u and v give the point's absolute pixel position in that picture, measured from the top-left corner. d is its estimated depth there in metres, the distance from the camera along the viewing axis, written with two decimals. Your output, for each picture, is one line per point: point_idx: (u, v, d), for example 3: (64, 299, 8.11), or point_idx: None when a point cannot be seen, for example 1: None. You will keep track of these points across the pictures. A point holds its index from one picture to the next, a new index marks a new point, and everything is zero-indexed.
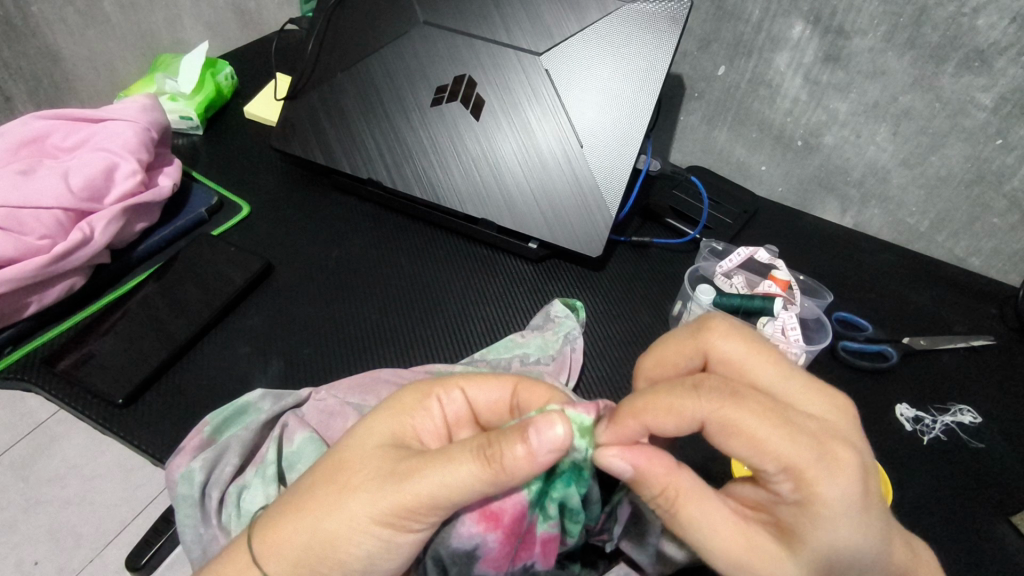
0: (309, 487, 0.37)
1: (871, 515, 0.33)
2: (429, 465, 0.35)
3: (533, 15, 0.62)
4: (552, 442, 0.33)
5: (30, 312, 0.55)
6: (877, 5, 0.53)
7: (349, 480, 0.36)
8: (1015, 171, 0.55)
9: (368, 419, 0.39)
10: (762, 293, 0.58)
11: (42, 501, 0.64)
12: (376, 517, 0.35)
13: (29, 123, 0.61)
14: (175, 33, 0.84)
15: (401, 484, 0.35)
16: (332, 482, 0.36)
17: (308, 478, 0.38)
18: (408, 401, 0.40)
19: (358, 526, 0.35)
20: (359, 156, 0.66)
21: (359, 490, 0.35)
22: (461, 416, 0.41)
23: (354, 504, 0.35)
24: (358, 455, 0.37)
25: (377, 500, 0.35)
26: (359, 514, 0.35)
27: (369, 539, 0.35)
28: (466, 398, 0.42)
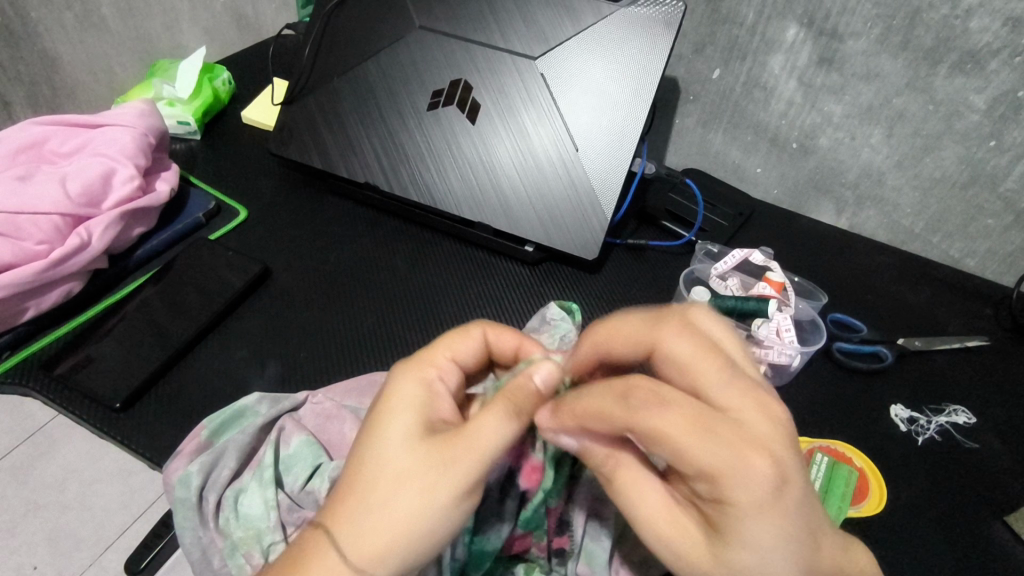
0: (371, 494, 0.35)
1: (787, 514, 0.30)
2: (472, 436, 0.36)
3: (529, 20, 0.63)
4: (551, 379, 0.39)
5: (28, 316, 0.55)
6: (870, 8, 0.54)
7: (412, 474, 0.35)
8: (1008, 172, 0.56)
9: (386, 414, 0.38)
10: (757, 295, 0.58)
11: (42, 505, 0.65)
12: (457, 496, 0.35)
13: (27, 129, 0.62)
14: (173, 38, 0.84)
15: (468, 459, 0.35)
16: (397, 481, 0.35)
17: (360, 486, 0.36)
18: (413, 384, 0.40)
19: (441, 510, 0.35)
20: (356, 160, 0.66)
21: (430, 480, 0.35)
22: (456, 381, 0.42)
23: (431, 494, 0.35)
24: (405, 451, 0.36)
25: (452, 480, 0.35)
26: (440, 498, 0.35)
27: (454, 520, 0.35)
28: (455, 364, 0.43)
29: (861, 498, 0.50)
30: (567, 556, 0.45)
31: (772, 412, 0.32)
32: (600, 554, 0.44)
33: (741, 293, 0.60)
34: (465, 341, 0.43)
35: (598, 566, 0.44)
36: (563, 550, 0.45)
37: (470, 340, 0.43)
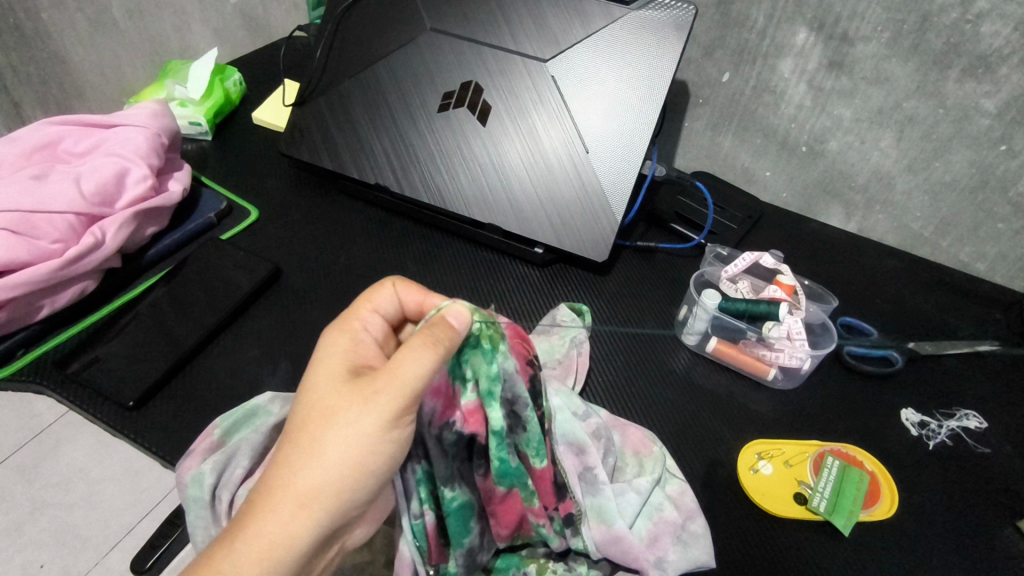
0: (302, 437, 0.36)
1: None
2: (389, 373, 0.36)
3: (540, 23, 0.63)
4: (463, 320, 0.38)
5: (42, 315, 0.55)
6: (881, 12, 0.54)
7: (339, 413, 0.36)
8: (1019, 177, 0.56)
9: (314, 365, 0.39)
10: (767, 298, 0.58)
11: (49, 503, 0.65)
12: (384, 427, 0.35)
13: (42, 129, 0.62)
14: (184, 40, 0.85)
15: (388, 389, 0.35)
16: (327, 421, 0.36)
17: (295, 432, 0.36)
18: (338, 337, 0.40)
19: (371, 443, 0.35)
20: (366, 161, 0.66)
21: (355, 415, 0.35)
22: (384, 333, 0.42)
23: (358, 428, 0.35)
24: (332, 394, 0.37)
25: (374, 412, 0.35)
26: (368, 431, 0.35)
27: (388, 452, 0.36)
28: (382, 316, 0.42)
29: (873, 502, 0.49)
30: (577, 524, 0.45)
31: None
32: (610, 507, 0.46)
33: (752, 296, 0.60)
34: (382, 293, 0.42)
35: (613, 519, 0.46)
36: (569, 517, 0.45)
37: (386, 293, 0.42)
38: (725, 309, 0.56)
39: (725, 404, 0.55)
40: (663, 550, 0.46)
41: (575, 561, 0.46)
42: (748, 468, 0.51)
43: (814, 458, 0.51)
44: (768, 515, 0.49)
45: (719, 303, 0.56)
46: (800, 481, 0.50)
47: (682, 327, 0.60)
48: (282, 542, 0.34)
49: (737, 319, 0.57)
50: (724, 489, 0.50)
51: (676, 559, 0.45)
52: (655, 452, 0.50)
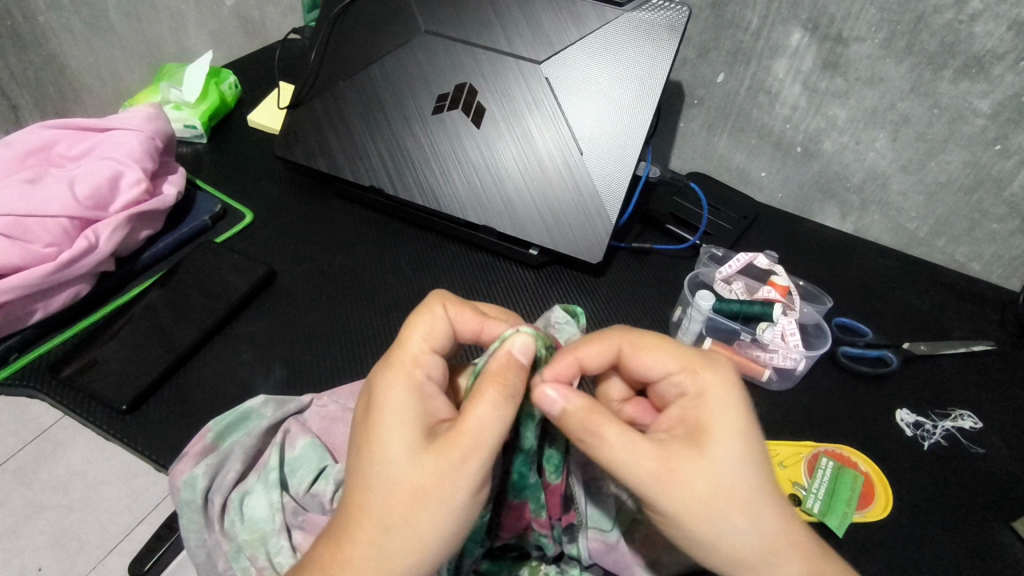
0: (396, 511, 0.35)
1: (751, 460, 0.36)
2: (485, 435, 0.35)
3: (534, 25, 0.63)
4: (529, 351, 0.38)
5: (36, 318, 0.56)
6: (875, 12, 0.54)
7: (434, 484, 0.34)
8: (1014, 176, 0.56)
9: (379, 426, 0.36)
10: (761, 298, 0.58)
11: (46, 507, 0.65)
12: (473, 491, 0.35)
13: (36, 133, 0.62)
14: (180, 42, 0.85)
15: (476, 452, 0.35)
16: (413, 494, 0.34)
17: (373, 504, 0.35)
18: (402, 388, 0.38)
19: (469, 506, 0.35)
20: (361, 164, 0.66)
21: (444, 485, 0.34)
22: (441, 371, 0.40)
23: (446, 497, 0.34)
24: (420, 459, 0.35)
25: (463, 476, 0.35)
26: (456, 497, 0.35)
27: (474, 511, 0.36)
28: (436, 352, 0.40)
29: (867, 502, 0.49)
30: (576, 532, 0.45)
31: (688, 366, 0.40)
32: (607, 518, 0.46)
33: (746, 297, 0.60)
34: (435, 324, 0.40)
35: (609, 530, 0.46)
36: (570, 526, 0.45)
37: (438, 322, 0.41)
38: (719, 310, 0.56)
39: None
40: (657, 552, 0.46)
41: (568, 564, 0.47)
42: None
43: (808, 459, 0.51)
44: None
45: (713, 304, 0.56)
46: (795, 482, 0.50)
47: (677, 328, 0.60)
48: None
49: (731, 320, 0.57)
50: None
51: (670, 559, 0.45)
52: None
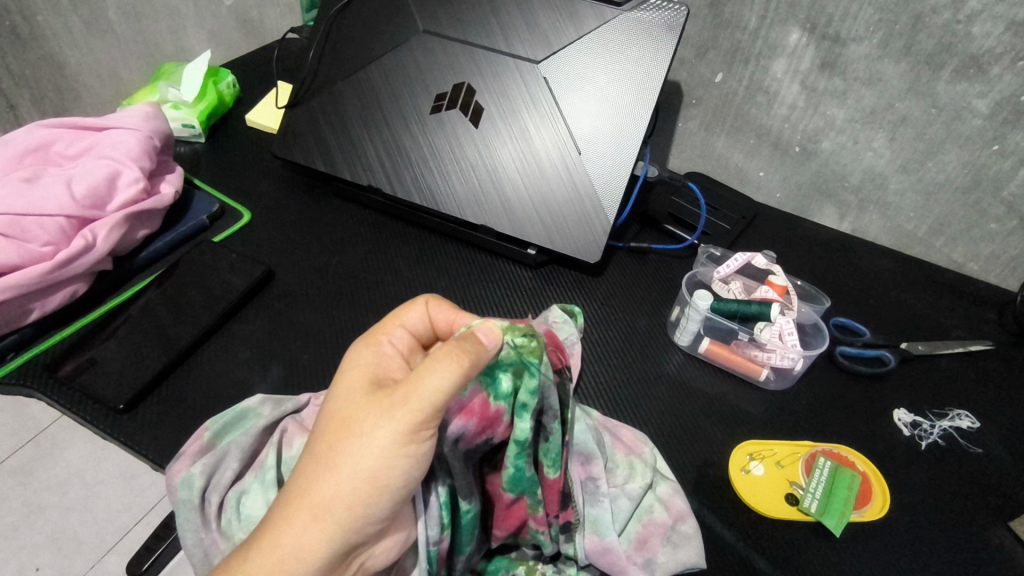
0: (323, 447, 0.36)
1: None
2: (412, 387, 0.35)
3: (532, 24, 0.63)
4: (493, 337, 0.38)
5: (33, 318, 0.55)
6: (872, 12, 0.54)
7: (358, 425, 0.36)
8: (1012, 176, 0.56)
9: (337, 378, 0.40)
10: (759, 298, 0.58)
11: (45, 507, 0.65)
12: (399, 441, 0.35)
13: (33, 132, 0.62)
14: (179, 42, 0.85)
15: (404, 400, 0.35)
16: (343, 433, 0.36)
17: (315, 444, 0.37)
18: (365, 350, 0.41)
19: (389, 455, 0.35)
20: (359, 164, 0.66)
21: (370, 427, 0.35)
22: (410, 347, 0.42)
23: (371, 439, 0.35)
24: (355, 405, 0.37)
25: (389, 423, 0.35)
26: (383, 444, 0.35)
27: (404, 465, 0.35)
28: (407, 330, 0.42)
29: (865, 502, 0.49)
30: (573, 531, 0.45)
31: None
32: (606, 518, 0.46)
33: (744, 296, 0.60)
34: (410, 306, 0.43)
35: (605, 530, 0.46)
36: (566, 524, 0.45)
37: (417, 308, 0.43)
38: (717, 309, 0.56)
39: (719, 405, 0.55)
40: (652, 551, 0.46)
41: (565, 563, 0.47)
42: (740, 468, 0.51)
43: (806, 459, 0.51)
44: (762, 518, 0.49)
45: (710, 304, 0.56)
46: (792, 481, 0.50)
47: (675, 327, 0.60)
48: (293, 555, 0.34)
49: (729, 320, 0.57)
50: (716, 488, 0.50)
51: (666, 561, 0.45)
52: (646, 453, 0.50)
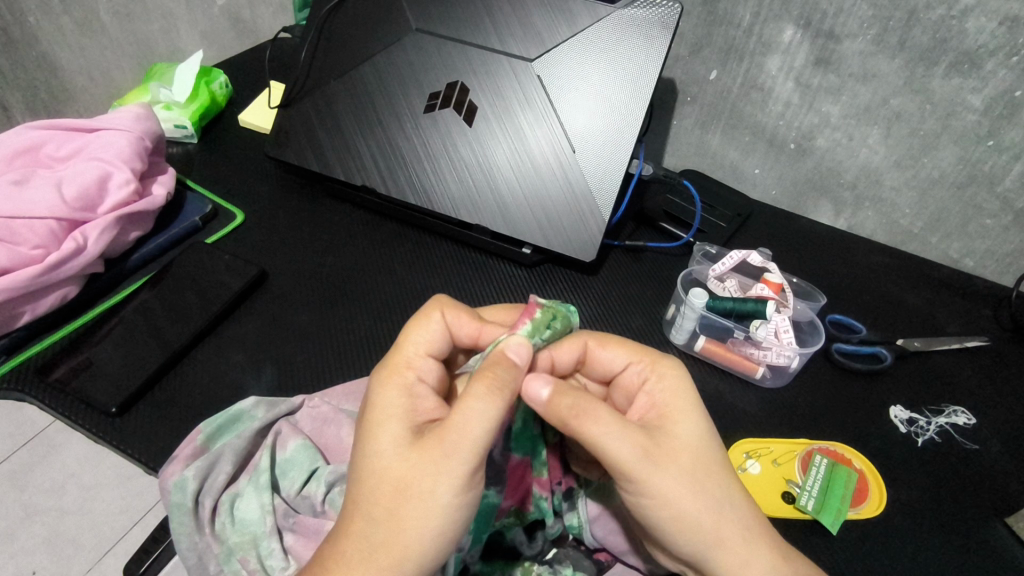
0: (379, 506, 0.35)
1: None
2: (464, 430, 0.35)
3: (525, 22, 0.63)
4: (524, 354, 0.39)
5: (24, 321, 0.55)
6: (867, 8, 0.54)
7: (414, 480, 0.35)
8: (1007, 171, 0.55)
9: (372, 424, 0.38)
10: (755, 296, 0.58)
11: (40, 511, 0.63)
12: (460, 489, 0.35)
13: (23, 133, 0.62)
14: (171, 42, 0.85)
15: (461, 447, 0.35)
16: (401, 493, 0.35)
17: (367, 505, 0.36)
18: (393, 389, 0.39)
19: (453, 504, 0.35)
20: (353, 164, 0.66)
21: (430, 482, 0.34)
22: (436, 376, 0.41)
23: (432, 492, 0.34)
24: (401, 458, 0.36)
25: (449, 472, 0.34)
26: (446, 495, 0.34)
27: (463, 511, 0.35)
28: (431, 357, 0.41)
29: (862, 499, 0.49)
30: (575, 497, 0.47)
31: None
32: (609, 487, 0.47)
33: (739, 294, 0.60)
34: (428, 328, 0.41)
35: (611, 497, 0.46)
36: (568, 492, 0.47)
37: (434, 326, 0.41)
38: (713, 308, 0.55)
39: (715, 403, 0.55)
40: None
41: (560, 565, 0.47)
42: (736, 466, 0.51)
43: (802, 457, 0.51)
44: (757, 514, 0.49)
45: (706, 302, 0.56)
46: (788, 479, 0.50)
47: (671, 326, 0.60)
48: None
49: (724, 318, 0.56)
50: None
51: None
52: None
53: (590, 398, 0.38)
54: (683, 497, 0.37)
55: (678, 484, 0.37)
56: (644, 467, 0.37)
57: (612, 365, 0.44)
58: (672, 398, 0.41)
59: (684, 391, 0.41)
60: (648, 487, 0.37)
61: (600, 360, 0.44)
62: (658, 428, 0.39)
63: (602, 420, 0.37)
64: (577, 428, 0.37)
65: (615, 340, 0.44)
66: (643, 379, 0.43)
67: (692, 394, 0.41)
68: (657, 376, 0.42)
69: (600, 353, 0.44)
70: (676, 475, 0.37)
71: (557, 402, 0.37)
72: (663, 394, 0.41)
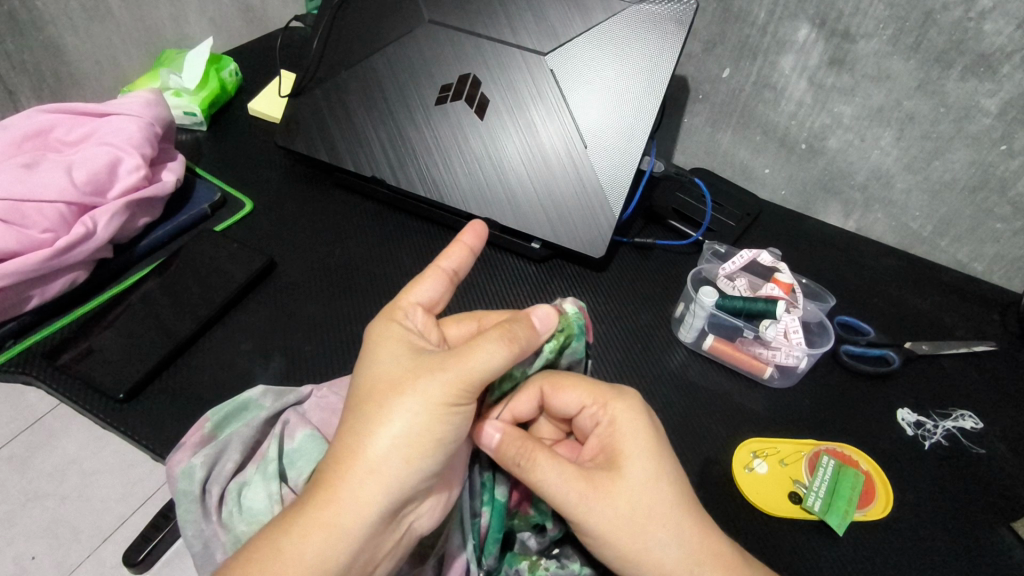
0: (368, 407, 0.37)
1: None
2: (461, 357, 0.37)
3: (540, 16, 0.62)
4: (548, 320, 0.41)
5: (32, 305, 0.55)
6: (883, 8, 0.53)
7: (404, 387, 0.37)
8: (1019, 176, 0.55)
9: (374, 347, 0.40)
10: (764, 296, 0.57)
11: (39, 496, 0.63)
12: (448, 404, 0.36)
13: (33, 117, 0.61)
14: (180, 30, 0.84)
15: (452, 372, 0.36)
16: (388, 397, 0.37)
17: (356, 410, 0.37)
18: (390, 325, 0.41)
19: (439, 417, 0.36)
20: (362, 154, 0.66)
21: (419, 389, 0.36)
22: (429, 321, 0.43)
23: (426, 401, 0.36)
24: (397, 371, 0.38)
25: (440, 386, 0.36)
26: (432, 407, 0.36)
27: (455, 426, 0.37)
28: (424, 306, 0.42)
29: (868, 501, 0.49)
30: None
31: None
32: None
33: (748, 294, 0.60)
34: (427, 282, 0.42)
35: None
36: None
37: (432, 280, 0.43)
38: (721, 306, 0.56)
39: (722, 402, 0.55)
40: None
41: (567, 560, 0.46)
42: (744, 465, 0.50)
43: (809, 457, 0.51)
44: (761, 514, 0.49)
45: (716, 301, 0.56)
46: (795, 480, 0.50)
47: (679, 324, 0.60)
48: (347, 512, 0.35)
49: (734, 317, 0.57)
50: (717, 486, 0.50)
51: None
52: None
53: (536, 442, 0.40)
54: (621, 540, 0.38)
55: (614, 526, 0.38)
56: (585, 513, 0.38)
57: (568, 408, 0.43)
58: (624, 439, 0.40)
59: (633, 428, 0.41)
60: (586, 528, 0.39)
61: (558, 405, 0.44)
62: (604, 472, 0.40)
63: (544, 466, 0.39)
64: (523, 476, 0.39)
65: (573, 382, 0.43)
66: (597, 420, 0.42)
67: (631, 437, 0.40)
68: (608, 417, 0.42)
69: (555, 400, 0.43)
70: (614, 516, 0.38)
71: (507, 446, 0.40)
72: (612, 435, 0.41)
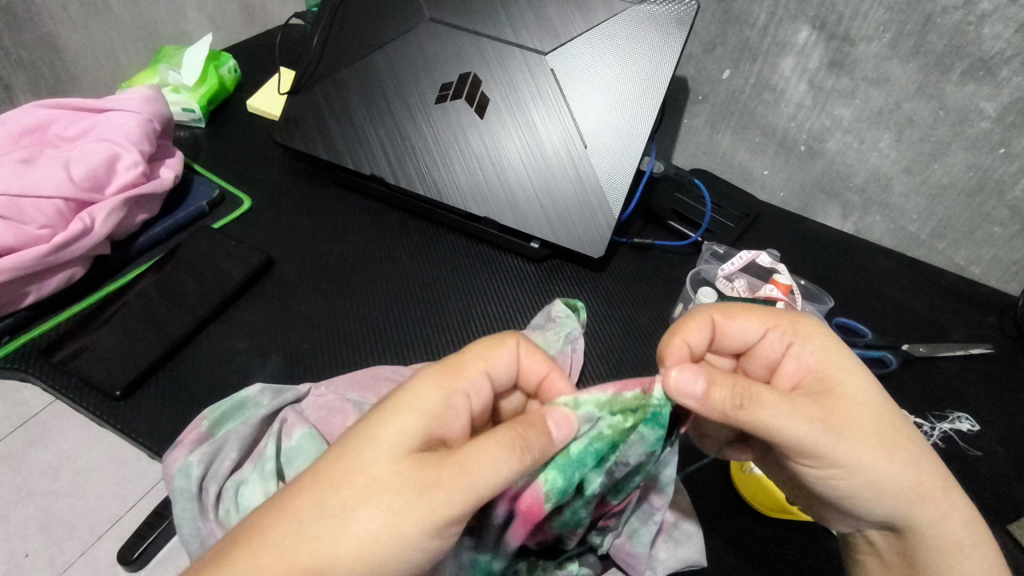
0: (337, 491, 0.32)
1: None
2: (469, 456, 0.32)
3: (541, 16, 0.62)
4: (566, 427, 0.35)
5: (28, 301, 0.55)
6: (883, 11, 0.53)
7: (386, 492, 0.32)
8: (1016, 180, 0.56)
9: (386, 413, 0.34)
10: (763, 297, 0.57)
11: (33, 494, 0.61)
12: (428, 532, 0.32)
13: (30, 111, 0.61)
14: (178, 26, 0.84)
15: (448, 487, 0.31)
16: (365, 494, 0.32)
17: (323, 486, 0.32)
18: (433, 386, 0.36)
19: (412, 543, 0.32)
20: (362, 152, 0.65)
21: (404, 502, 0.31)
22: (485, 398, 0.38)
23: (397, 523, 0.31)
24: (389, 464, 0.32)
25: (423, 510, 0.31)
26: (407, 526, 0.31)
27: (410, 560, 0.32)
28: (489, 377, 0.39)
29: None
30: (605, 531, 0.45)
31: None
32: (643, 529, 0.46)
33: (747, 295, 0.59)
34: (504, 353, 0.39)
35: (639, 542, 0.46)
36: (603, 526, 0.45)
37: (509, 352, 0.40)
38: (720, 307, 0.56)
39: None
40: (653, 547, 0.46)
41: (566, 561, 0.46)
42: (741, 467, 0.50)
43: None
44: (757, 514, 0.49)
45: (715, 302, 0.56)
46: None
47: None
48: None
49: None
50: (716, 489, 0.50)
51: (666, 558, 0.45)
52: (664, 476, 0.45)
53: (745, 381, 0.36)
54: (877, 464, 0.38)
55: (869, 450, 0.37)
56: (832, 446, 0.37)
57: (747, 337, 0.43)
58: (825, 363, 0.41)
59: (829, 349, 0.41)
60: (839, 460, 0.37)
61: (731, 334, 0.43)
62: (829, 393, 0.39)
63: (769, 403, 0.36)
64: (746, 418, 0.36)
65: (744, 311, 0.43)
66: (788, 344, 0.42)
67: (845, 353, 0.41)
68: (801, 339, 0.42)
69: (730, 327, 0.43)
70: (863, 437, 0.38)
71: (718, 399, 0.35)
72: (815, 358, 0.41)
